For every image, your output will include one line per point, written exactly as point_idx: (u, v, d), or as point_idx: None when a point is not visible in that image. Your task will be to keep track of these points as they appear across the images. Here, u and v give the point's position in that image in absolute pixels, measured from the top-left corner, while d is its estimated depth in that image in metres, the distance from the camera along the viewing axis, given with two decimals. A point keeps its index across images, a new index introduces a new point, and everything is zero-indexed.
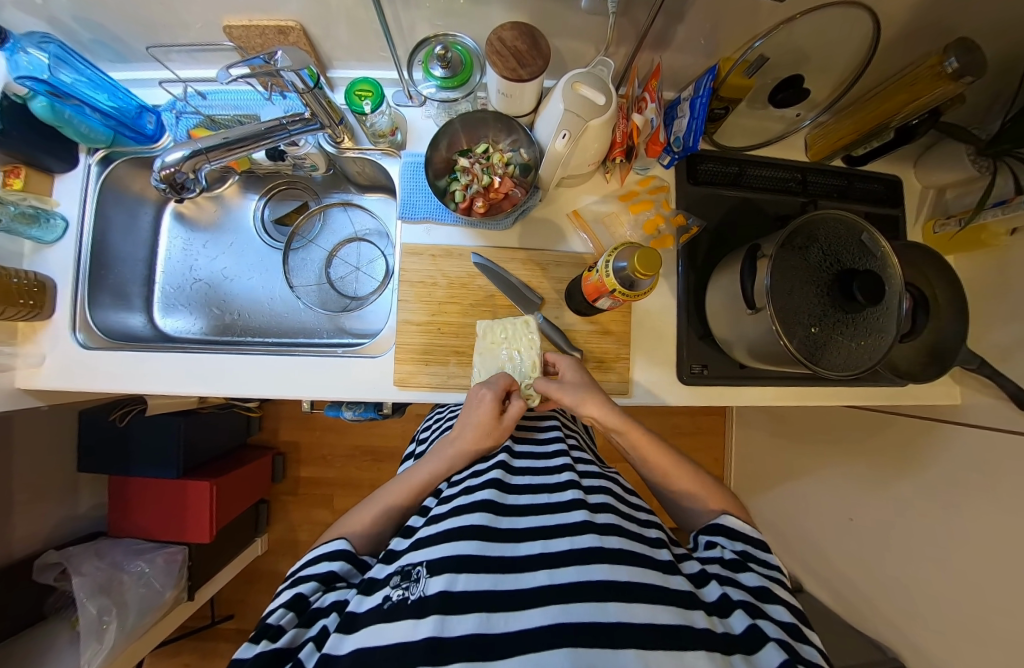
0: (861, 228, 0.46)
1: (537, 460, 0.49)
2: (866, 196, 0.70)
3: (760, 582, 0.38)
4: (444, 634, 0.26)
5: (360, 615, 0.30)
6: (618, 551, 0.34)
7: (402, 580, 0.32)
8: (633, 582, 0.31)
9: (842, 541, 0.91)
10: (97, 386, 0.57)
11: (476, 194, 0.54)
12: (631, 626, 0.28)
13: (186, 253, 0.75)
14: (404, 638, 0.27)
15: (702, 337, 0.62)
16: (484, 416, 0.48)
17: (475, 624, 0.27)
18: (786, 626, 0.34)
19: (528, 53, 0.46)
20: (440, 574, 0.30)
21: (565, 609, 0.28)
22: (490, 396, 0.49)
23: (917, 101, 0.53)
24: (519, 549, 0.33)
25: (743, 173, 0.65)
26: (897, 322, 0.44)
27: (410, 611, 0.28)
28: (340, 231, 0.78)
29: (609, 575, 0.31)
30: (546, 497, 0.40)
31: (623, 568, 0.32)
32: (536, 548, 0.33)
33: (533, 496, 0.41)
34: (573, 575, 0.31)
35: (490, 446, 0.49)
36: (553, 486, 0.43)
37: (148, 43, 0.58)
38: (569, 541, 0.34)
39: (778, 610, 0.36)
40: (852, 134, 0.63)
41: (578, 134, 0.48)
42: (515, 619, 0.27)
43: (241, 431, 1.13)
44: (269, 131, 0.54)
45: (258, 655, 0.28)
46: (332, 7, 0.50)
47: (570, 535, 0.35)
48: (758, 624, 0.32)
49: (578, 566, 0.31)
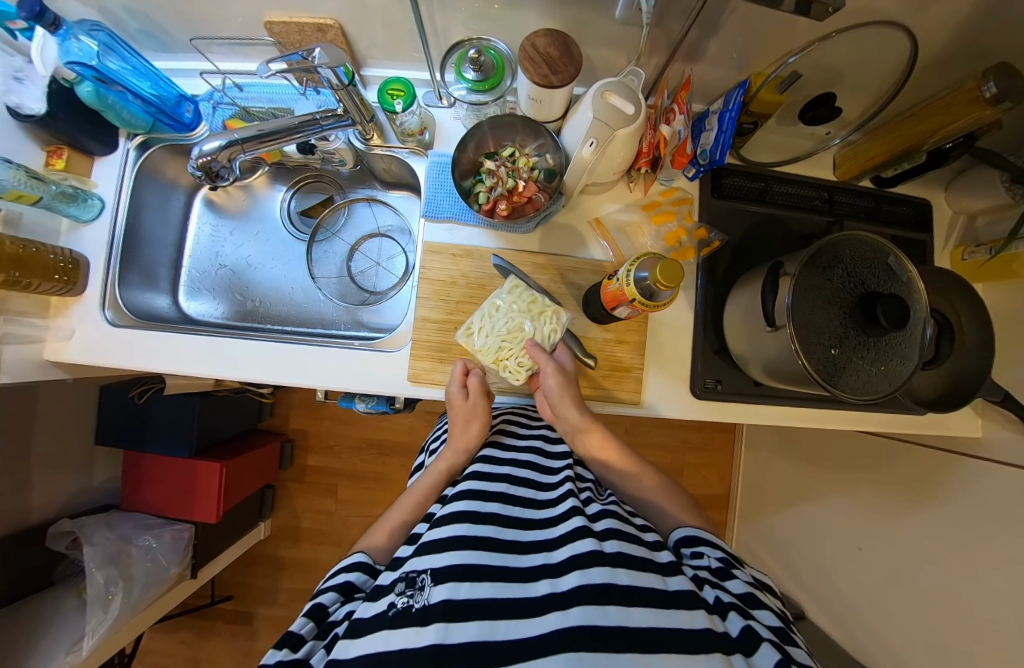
0: (888, 251, 0.45)
1: (540, 474, 0.49)
2: (894, 219, 0.69)
3: (747, 587, 0.37)
4: (446, 641, 0.27)
5: (366, 622, 0.30)
6: (617, 555, 0.34)
7: (407, 587, 0.32)
8: (632, 585, 0.31)
9: (848, 569, 0.89)
10: (121, 364, 0.59)
11: (501, 196, 0.55)
12: (631, 629, 0.28)
13: (213, 239, 0.78)
14: (409, 644, 0.27)
15: (718, 352, 0.61)
16: (476, 420, 0.52)
17: (478, 631, 0.27)
18: (776, 629, 0.34)
19: (560, 60, 0.46)
20: (443, 582, 0.30)
21: (566, 615, 0.29)
22: (457, 393, 0.53)
23: (952, 125, 0.52)
24: (521, 561, 0.34)
25: (769, 188, 0.65)
26: (920, 348, 0.43)
27: (414, 620, 0.29)
28: (363, 226, 0.79)
29: (610, 579, 0.31)
30: (546, 512, 0.42)
31: (623, 572, 0.32)
32: (539, 560, 0.35)
33: (531, 510, 0.42)
34: (574, 581, 0.31)
35: (481, 433, 0.52)
36: (551, 501, 0.44)
37: (193, 35, 0.60)
38: (569, 549, 0.35)
39: (766, 614, 0.35)
40: (882, 154, 0.62)
41: (606, 142, 0.48)
42: (520, 627, 0.28)
43: (252, 416, 1.15)
44: (302, 125, 0.56)
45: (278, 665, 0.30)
46: (370, 7, 0.52)
47: (571, 543, 0.36)
48: (753, 626, 0.32)
49: (578, 571, 0.32)
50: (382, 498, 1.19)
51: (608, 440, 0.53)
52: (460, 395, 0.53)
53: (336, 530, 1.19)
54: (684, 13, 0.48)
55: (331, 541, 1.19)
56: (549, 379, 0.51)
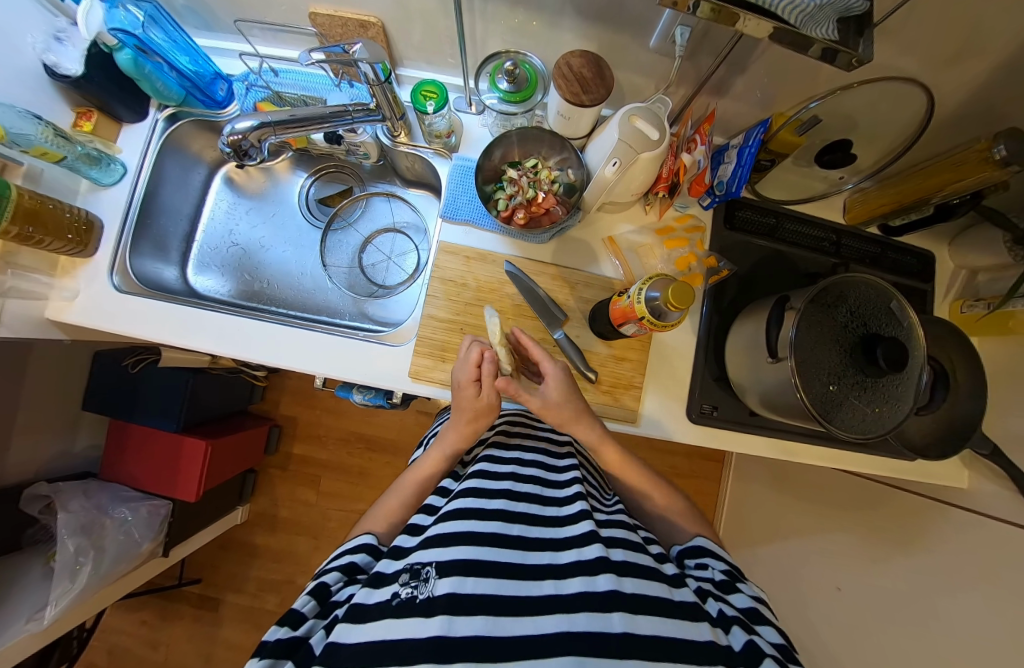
0: (892, 295, 0.46)
1: (548, 471, 0.49)
2: (898, 267, 0.70)
3: (751, 602, 0.37)
4: (449, 634, 0.27)
5: (369, 608, 0.30)
6: (623, 563, 0.35)
7: (411, 578, 0.32)
8: (638, 593, 0.32)
9: (825, 610, 0.88)
10: (121, 330, 0.58)
11: (519, 206, 0.56)
12: (635, 636, 0.29)
13: (229, 217, 0.78)
14: (413, 634, 0.27)
15: (717, 379, 0.62)
16: (485, 413, 0.50)
17: (482, 626, 0.28)
18: (779, 646, 0.34)
19: (593, 81, 0.48)
20: (449, 575, 0.31)
21: (572, 619, 0.30)
22: (466, 379, 0.49)
23: (962, 182, 0.54)
24: (528, 558, 0.34)
25: (779, 226, 0.67)
26: (917, 393, 0.44)
27: (417, 611, 0.29)
28: (379, 220, 0.80)
29: (616, 587, 0.32)
30: (553, 511, 0.42)
31: (627, 581, 0.33)
32: (545, 559, 0.35)
33: (540, 506, 0.42)
34: (580, 586, 0.32)
35: (490, 417, 0.51)
36: (561, 499, 0.44)
37: (236, 16, 0.61)
38: (575, 553, 0.35)
39: (767, 629, 0.35)
40: (891, 204, 0.64)
41: (628, 164, 0.49)
42: (525, 624, 0.29)
43: (244, 397, 1.14)
44: (333, 116, 0.57)
45: (275, 644, 0.30)
46: (414, 11, 0.53)
47: (576, 547, 0.36)
48: (756, 640, 0.33)
49: (583, 576, 0.33)
50: (364, 494, 1.18)
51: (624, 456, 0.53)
52: (471, 386, 0.49)
53: (314, 522, 1.17)
54: (715, 50, 0.49)
55: (308, 533, 1.17)
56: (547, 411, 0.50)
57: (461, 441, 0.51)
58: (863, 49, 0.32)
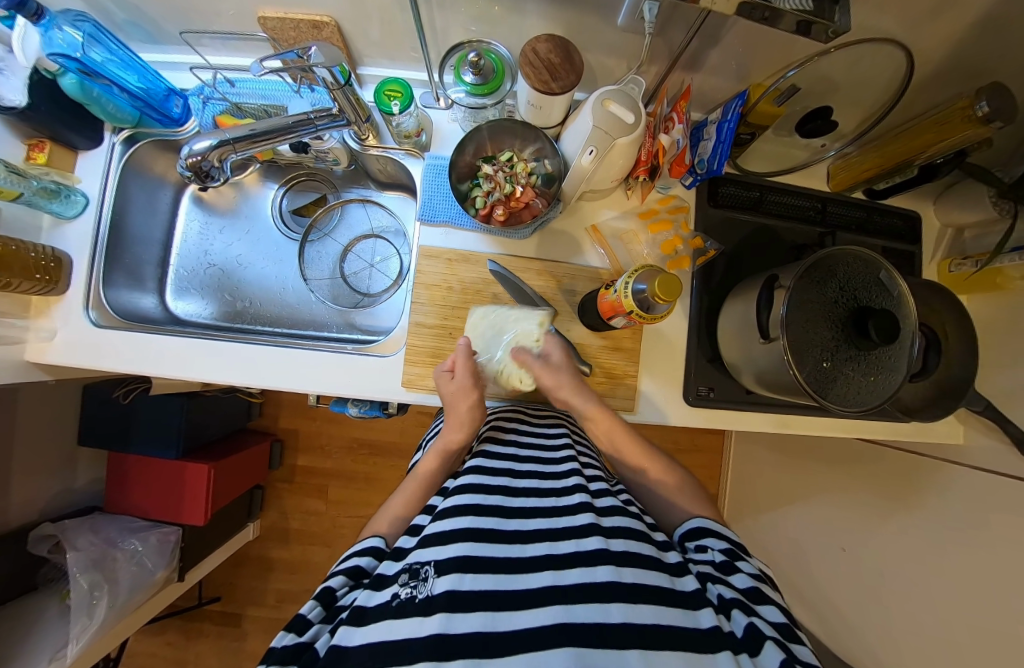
0: (880, 265, 0.46)
1: (545, 463, 0.49)
2: (886, 231, 0.70)
3: (752, 582, 0.38)
4: (449, 631, 0.27)
5: (369, 610, 0.31)
6: (623, 553, 0.35)
7: (410, 577, 0.33)
8: (638, 582, 0.33)
9: (831, 571, 0.91)
10: (103, 366, 0.57)
11: (498, 202, 0.54)
12: (635, 625, 0.29)
13: (202, 238, 0.75)
14: (413, 634, 0.28)
15: (711, 360, 0.62)
16: (460, 394, 0.51)
17: (481, 623, 0.28)
18: (780, 626, 0.34)
19: (562, 67, 0.46)
20: (447, 573, 0.31)
21: (571, 609, 0.30)
22: (445, 373, 0.54)
23: (945, 142, 0.53)
24: (525, 550, 0.34)
25: (763, 198, 0.65)
26: (909, 361, 0.44)
27: (416, 610, 0.29)
28: (357, 227, 0.78)
29: (615, 577, 0.32)
30: (551, 501, 0.42)
31: (627, 571, 0.33)
32: (542, 550, 0.35)
33: (538, 499, 0.42)
34: (579, 577, 0.32)
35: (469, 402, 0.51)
36: (560, 490, 0.44)
37: (183, 27, 0.58)
38: (574, 544, 0.35)
39: (771, 610, 0.35)
40: (875, 168, 0.63)
41: (605, 151, 0.48)
42: (523, 618, 0.29)
43: (241, 416, 1.14)
44: (295, 125, 0.55)
45: (283, 650, 0.30)
46: (367, 6, 0.51)
47: (575, 538, 0.36)
48: (756, 622, 0.33)
49: (582, 567, 0.33)
50: (373, 500, 1.18)
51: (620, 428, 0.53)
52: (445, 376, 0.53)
53: (326, 531, 1.18)
54: (686, 24, 0.47)
55: (321, 542, 1.18)
56: (542, 376, 0.54)
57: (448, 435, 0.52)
58: (840, 19, 0.31)
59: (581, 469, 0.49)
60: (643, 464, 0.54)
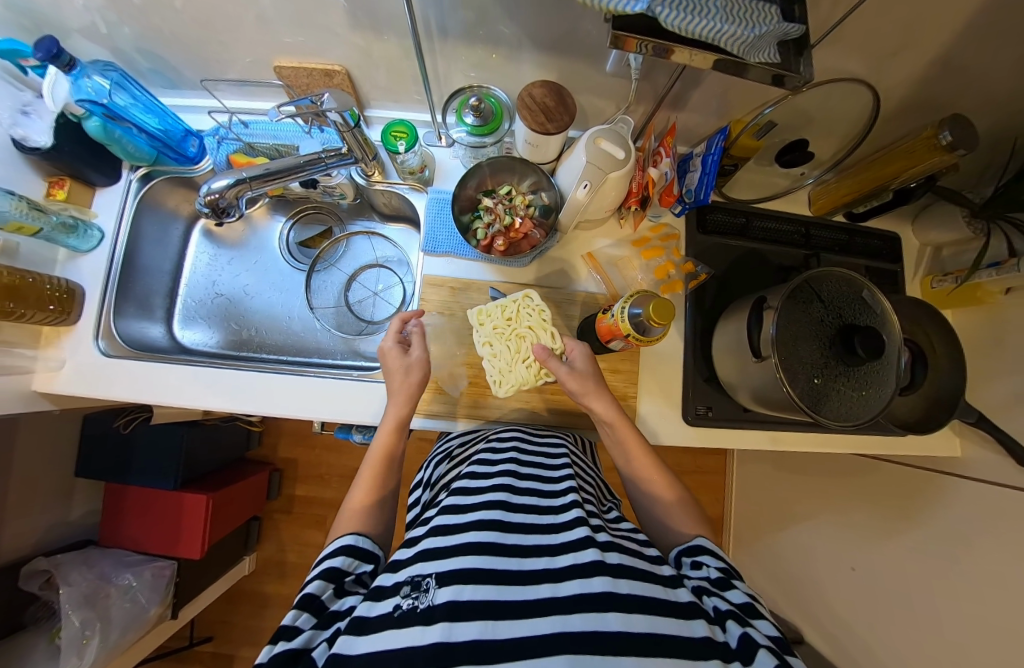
0: (863, 284, 0.49)
1: (544, 482, 0.47)
2: (868, 251, 0.72)
3: (746, 598, 0.37)
4: (451, 640, 0.27)
5: (370, 620, 0.30)
6: (619, 565, 0.35)
7: (412, 589, 0.32)
8: (634, 593, 0.32)
9: (842, 591, 0.89)
10: (108, 394, 0.58)
11: (498, 233, 0.57)
12: (633, 635, 0.29)
13: (210, 268, 0.77)
14: (414, 642, 0.27)
15: (708, 380, 0.63)
16: (421, 377, 0.52)
17: (479, 631, 0.28)
18: (776, 638, 0.34)
19: (556, 109, 0.51)
20: (448, 584, 0.31)
21: (569, 619, 0.29)
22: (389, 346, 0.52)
23: (915, 168, 0.57)
24: (525, 564, 0.34)
25: (750, 224, 0.67)
26: (897, 376, 0.45)
27: (418, 620, 0.29)
28: (361, 257, 0.80)
29: (611, 587, 0.32)
30: (549, 517, 0.41)
31: (624, 581, 0.33)
32: (541, 564, 0.34)
33: (537, 515, 0.41)
34: (577, 587, 0.31)
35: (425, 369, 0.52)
36: (558, 507, 0.43)
37: (203, 75, 0.63)
38: (571, 557, 0.35)
39: (765, 624, 0.35)
40: (853, 192, 0.66)
41: (598, 184, 0.52)
42: (522, 627, 0.28)
43: (241, 445, 1.13)
44: (306, 164, 0.59)
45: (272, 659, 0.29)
46: (376, 56, 0.56)
47: (572, 551, 0.35)
48: (751, 632, 0.33)
49: (580, 578, 0.32)
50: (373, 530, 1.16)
51: (639, 440, 0.52)
52: (396, 350, 0.52)
53: None
54: (668, 70, 0.52)
55: None
56: (567, 383, 0.51)
57: (403, 407, 0.51)
58: (804, 70, 0.35)
59: (579, 488, 0.47)
60: (647, 484, 0.52)
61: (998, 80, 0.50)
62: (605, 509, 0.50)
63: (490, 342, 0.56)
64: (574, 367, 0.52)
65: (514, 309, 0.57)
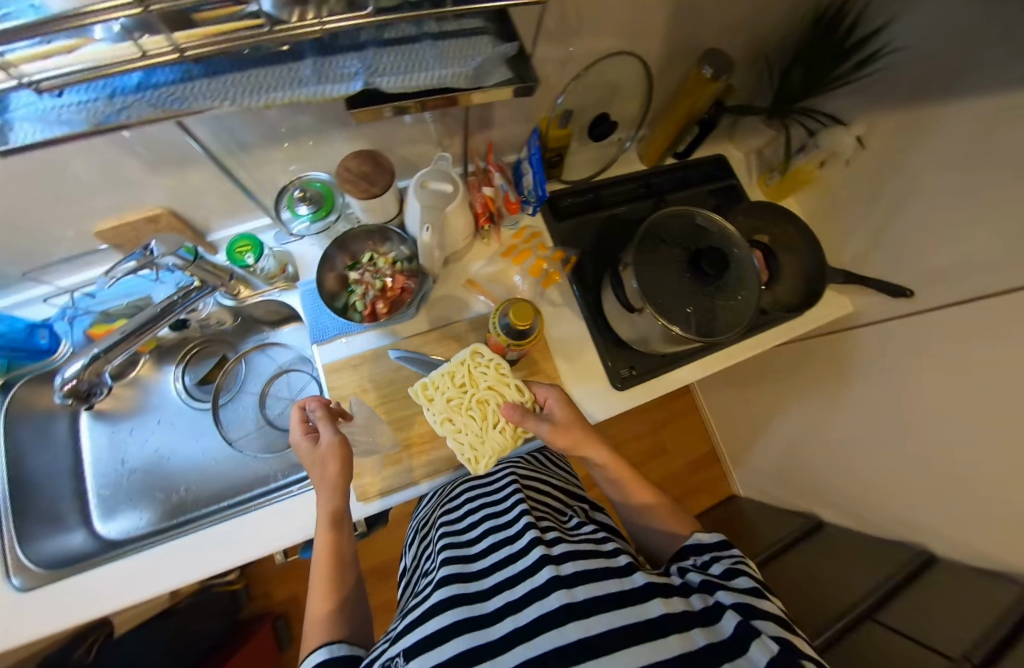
0: (693, 214, 0.56)
1: (499, 517, 0.47)
2: (707, 176, 0.81)
3: (728, 566, 0.40)
4: None
5: None
6: (575, 573, 0.34)
7: None
8: (591, 596, 0.31)
9: (833, 465, 0.95)
10: (35, 636, 0.51)
11: (376, 298, 0.59)
12: (593, 639, 0.28)
13: (115, 447, 0.71)
14: None
15: (618, 343, 0.67)
16: (340, 459, 0.49)
17: None
18: (751, 590, 0.36)
19: (374, 172, 0.54)
20: (414, 659, 0.30)
21: (530, 648, 0.28)
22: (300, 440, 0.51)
23: (700, 100, 0.66)
24: (486, 606, 0.33)
25: (598, 195, 0.74)
26: (755, 273, 0.52)
27: None
28: (265, 371, 0.78)
29: (566, 599, 0.31)
30: (508, 549, 0.40)
31: (580, 588, 0.32)
32: (501, 601, 0.34)
33: (497, 553, 0.41)
34: (534, 611, 0.31)
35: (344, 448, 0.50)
36: (513, 536, 0.42)
37: (26, 267, 0.60)
38: (529, 582, 0.34)
39: (742, 581, 0.38)
40: (667, 137, 0.74)
41: (440, 222, 0.56)
42: None
43: (230, 610, 1.03)
44: (167, 308, 0.58)
45: None
46: (189, 187, 0.56)
47: (528, 577, 0.35)
48: (718, 597, 0.35)
49: (537, 601, 0.32)
50: None
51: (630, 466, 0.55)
52: (306, 442, 0.51)
53: None
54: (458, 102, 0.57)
55: None
56: (554, 438, 0.51)
57: (333, 495, 0.48)
58: (527, 72, 0.39)
59: (531, 507, 0.47)
60: (639, 506, 0.54)
61: (718, 14, 0.59)
62: (568, 523, 0.50)
63: (449, 418, 0.55)
64: (559, 421, 0.52)
65: (464, 373, 0.56)
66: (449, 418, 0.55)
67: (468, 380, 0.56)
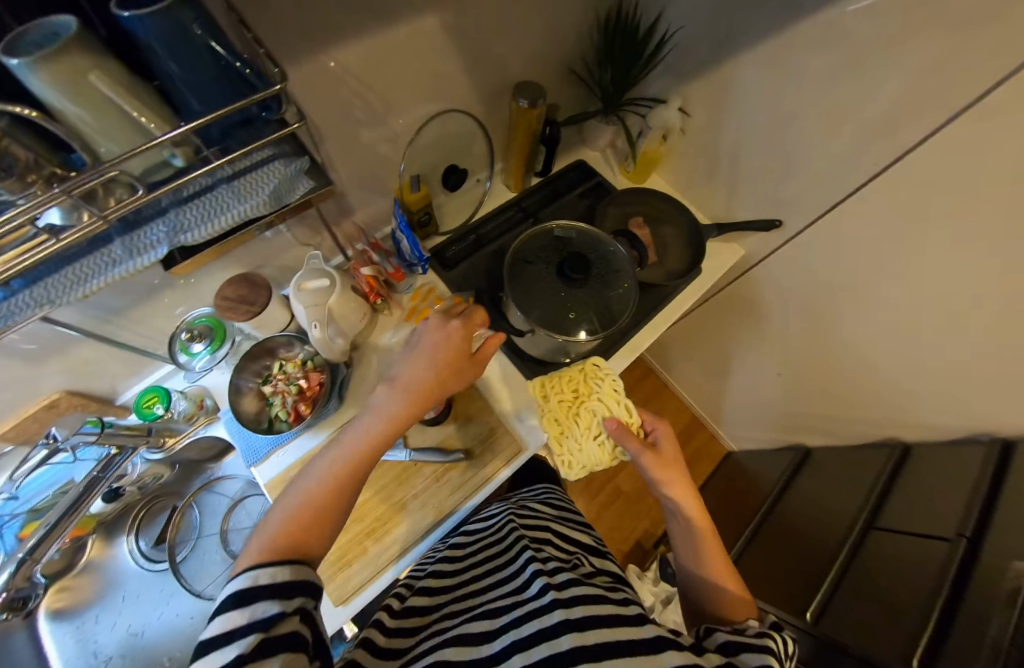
0: (550, 229, 0.61)
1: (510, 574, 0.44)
2: (572, 183, 0.87)
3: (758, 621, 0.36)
4: None
5: None
6: (585, 619, 0.31)
7: None
8: (602, 644, 0.28)
9: (794, 390, 0.99)
10: None
11: (296, 401, 0.60)
12: None
13: (81, 641, 0.67)
14: None
15: (540, 362, 0.69)
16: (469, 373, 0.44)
17: None
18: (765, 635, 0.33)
19: (250, 293, 0.59)
20: None
21: None
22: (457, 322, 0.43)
23: (530, 127, 0.72)
24: (498, 647, 0.31)
25: (480, 234, 0.79)
26: (626, 257, 0.60)
27: None
28: (219, 509, 0.76)
29: (576, 643, 0.28)
30: (517, 598, 0.38)
31: (590, 633, 0.29)
32: (509, 640, 0.31)
33: (507, 603, 0.38)
34: (544, 651, 0.28)
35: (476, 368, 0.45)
36: (523, 588, 0.39)
37: None
38: (539, 622, 0.31)
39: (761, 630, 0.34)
40: (519, 163, 0.79)
41: (325, 316, 0.58)
42: None
43: None
44: (93, 483, 0.58)
45: None
46: (76, 364, 0.57)
47: (538, 617, 0.32)
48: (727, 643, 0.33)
49: (546, 641, 0.29)
50: None
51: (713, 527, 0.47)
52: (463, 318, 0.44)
53: None
54: None
55: None
56: (649, 460, 0.49)
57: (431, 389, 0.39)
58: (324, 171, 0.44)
59: (539, 556, 0.45)
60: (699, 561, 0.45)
61: (517, 52, 0.67)
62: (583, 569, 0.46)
63: (560, 422, 0.57)
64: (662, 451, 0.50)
65: (583, 381, 0.59)
66: (566, 431, 0.57)
67: (584, 390, 0.58)
